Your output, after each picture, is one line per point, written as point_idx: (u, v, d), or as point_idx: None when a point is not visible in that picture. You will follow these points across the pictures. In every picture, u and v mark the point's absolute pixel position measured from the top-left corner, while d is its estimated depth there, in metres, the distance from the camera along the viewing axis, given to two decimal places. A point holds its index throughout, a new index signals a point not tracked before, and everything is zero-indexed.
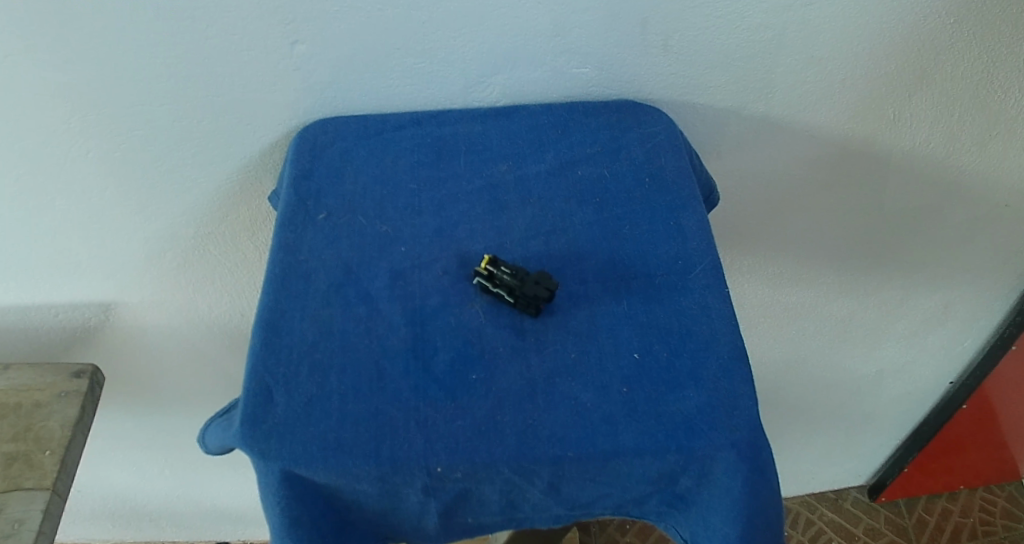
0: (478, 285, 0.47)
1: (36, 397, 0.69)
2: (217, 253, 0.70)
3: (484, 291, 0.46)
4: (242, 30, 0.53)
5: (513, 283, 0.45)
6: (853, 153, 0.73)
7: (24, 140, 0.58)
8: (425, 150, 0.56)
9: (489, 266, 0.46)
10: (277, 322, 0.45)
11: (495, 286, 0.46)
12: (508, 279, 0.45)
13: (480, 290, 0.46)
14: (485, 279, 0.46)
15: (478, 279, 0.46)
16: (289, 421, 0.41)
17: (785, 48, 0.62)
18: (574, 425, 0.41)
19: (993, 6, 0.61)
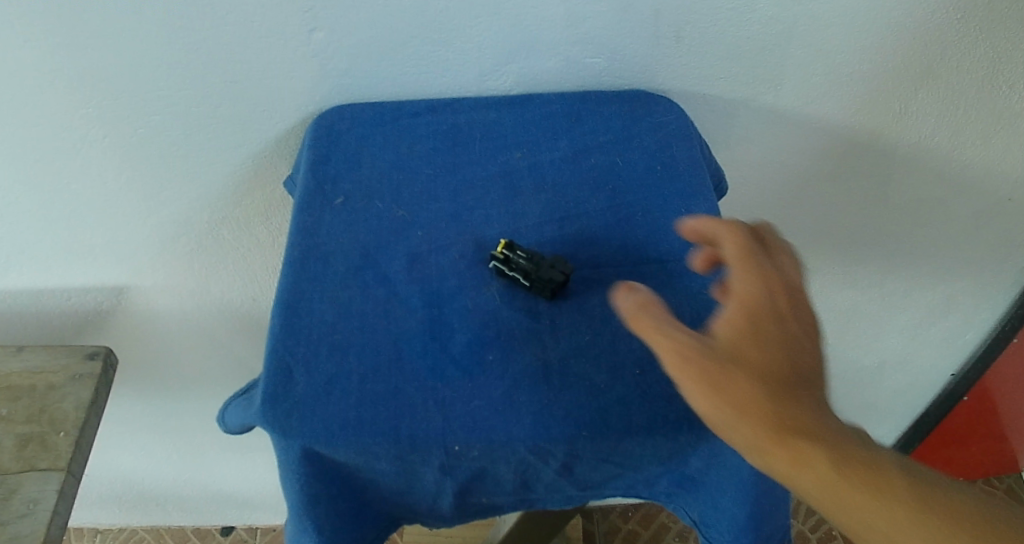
0: (492, 269, 0.47)
1: (50, 380, 0.69)
2: (230, 239, 0.71)
3: (499, 275, 0.47)
4: (260, 16, 0.54)
5: (529, 267, 0.46)
6: (859, 146, 0.74)
7: (42, 124, 0.58)
8: (441, 137, 0.56)
9: (504, 250, 0.47)
10: (297, 303, 0.45)
11: (510, 269, 0.46)
12: (523, 263, 0.46)
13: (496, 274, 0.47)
14: (501, 262, 0.47)
15: (493, 262, 0.47)
16: (309, 401, 0.41)
17: (795, 40, 0.63)
18: (588, 405, 0.42)
19: (998, 2, 0.62)
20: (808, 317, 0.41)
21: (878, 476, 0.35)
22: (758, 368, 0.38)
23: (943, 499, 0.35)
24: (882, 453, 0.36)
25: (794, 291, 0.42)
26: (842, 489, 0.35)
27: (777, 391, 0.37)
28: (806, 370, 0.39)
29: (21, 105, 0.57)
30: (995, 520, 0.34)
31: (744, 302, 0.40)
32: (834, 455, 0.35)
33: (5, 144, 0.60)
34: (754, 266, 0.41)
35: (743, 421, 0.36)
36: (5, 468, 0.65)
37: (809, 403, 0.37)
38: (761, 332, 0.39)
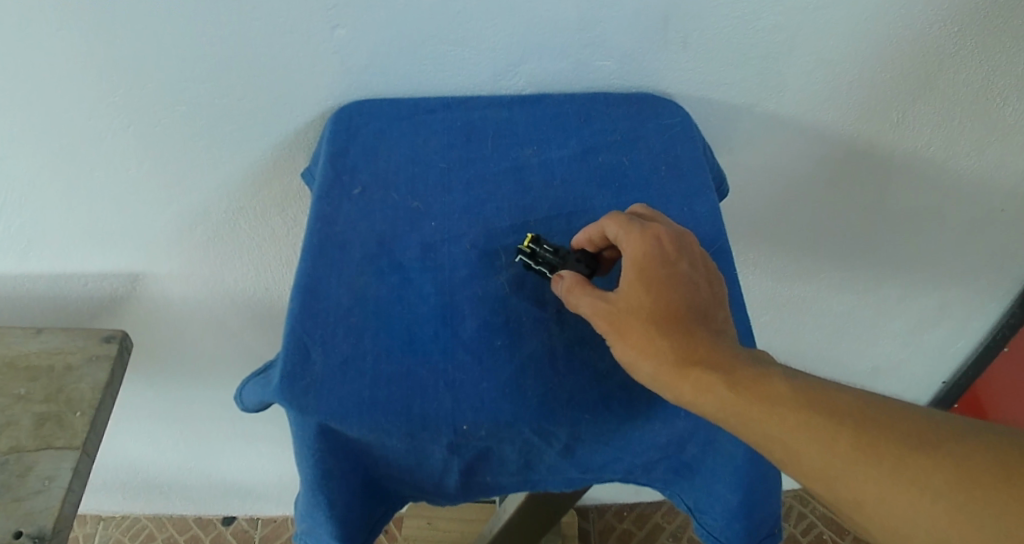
0: (520, 262, 0.49)
1: (68, 360, 0.71)
2: (245, 228, 0.73)
3: (526, 267, 0.49)
4: (285, 12, 0.56)
5: (555, 263, 0.48)
6: (858, 153, 0.76)
7: (68, 110, 0.61)
8: (455, 133, 0.58)
9: (531, 243, 0.48)
10: (316, 287, 0.48)
11: (537, 265, 0.48)
12: (550, 257, 0.48)
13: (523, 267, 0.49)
14: (527, 257, 0.48)
15: (520, 257, 0.49)
16: (326, 378, 0.44)
17: (799, 49, 0.65)
18: (590, 388, 0.45)
19: (995, 17, 0.64)
20: (693, 260, 0.46)
21: (780, 393, 0.40)
22: (652, 312, 0.43)
23: (851, 403, 0.40)
24: (779, 369, 0.41)
25: (711, 273, 0.46)
26: (759, 415, 0.40)
27: (671, 332, 0.43)
28: (699, 305, 0.44)
29: (52, 95, 0.59)
30: (894, 413, 0.39)
31: (637, 259, 0.45)
32: (734, 382, 0.41)
33: (34, 131, 0.62)
34: (639, 233, 0.46)
35: (650, 366, 0.42)
36: (22, 445, 0.67)
37: (706, 338, 0.43)
38: (654, 281, 0.44)
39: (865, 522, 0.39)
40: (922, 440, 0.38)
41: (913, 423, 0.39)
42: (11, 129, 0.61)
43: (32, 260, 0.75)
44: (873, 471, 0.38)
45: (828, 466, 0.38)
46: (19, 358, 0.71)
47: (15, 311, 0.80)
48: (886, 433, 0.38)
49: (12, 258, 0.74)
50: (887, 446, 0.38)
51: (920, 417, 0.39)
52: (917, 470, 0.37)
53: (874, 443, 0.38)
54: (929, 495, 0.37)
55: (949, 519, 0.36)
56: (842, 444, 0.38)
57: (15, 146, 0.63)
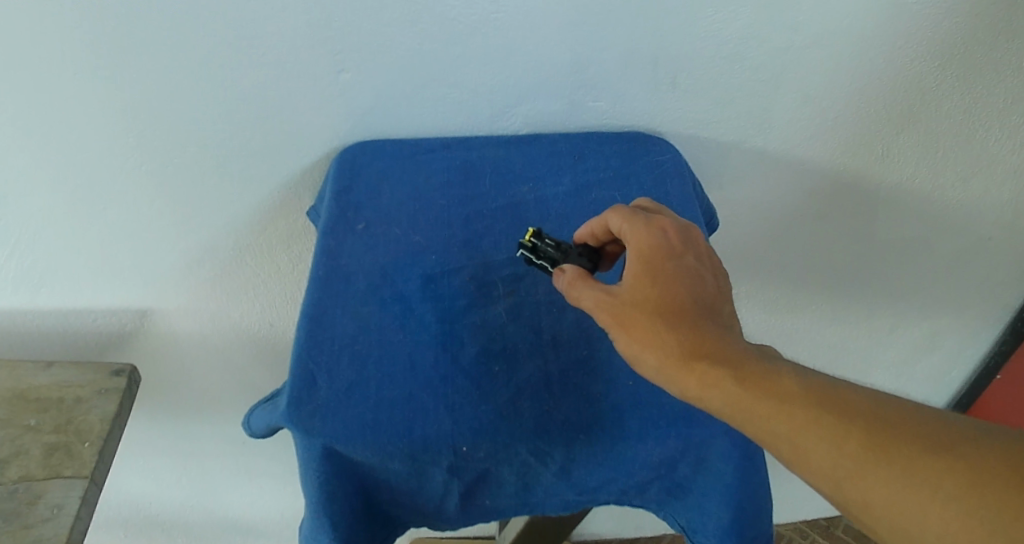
0: (521, 256, 0.53)
1: (78, 393, 0.73)
2: (252, 264, 0.76)
3: (528, 262, 0.52)
4: (294, 58, 0.59)
5: (555, 256, 0.51)
6: (845, 187, 0.79)
7: (84, 151, 0.63)
8: (455, 171, 0.61)
9: (532, 239, 0.52)
10: (321, 317, 0.50)
11: (538, 257, 0.52)
12: (552, 252, 0.51)
13: (525, 260, 0.53)
14: (528, 251, 0.52)
15: (521, 251, 0.52)
16: (330, 402, 0.46)
17: (784, 86, 0.68)
18: (585, 411, 0.48)
19: (970, 55, 0.67)
20: (697, 252, 0.49)
21: (788, 390, 0.42)
22: (657, 304, 0.46)
23: (862, 403, 0.41)
24: (789, 368, 0.44)
25: (715, 267, 0.49)
26: (768, 412, 0.42)
27: (676, 324, 0.45)
28: (704, 299, 0.47)
29: (70, 135, 0.61)
30: (905, 416, 0.40)
31: (643, 249, 0.48)
32: (740, 378, 0.43)
33: (49, 170, 0.64)
34: (646, 227, 0.49)
35: (654, 358, 0.45)
36: (31, 474, 0.67)
37: (712, 332, 0.45)
38: (659, 271, 0.47)
39: (873, 525, 0.40)
40: (932, 440, 0.39)
41: (924, 426, 0.40)
42: (28, 170, 0.63)
43: (38, 300, 0.75)
44: (881, 471, 0.39)
45: (834, 464, 0.40)
46: (30, 390, 0.72)
47: (15, 353, 0.80)
48: (896, 434, 0.40)
49: (16, 298, 0.74)
50: (896, 447, 0.39)
51: (932, 421, 0.40)
52: (926, 472, 0.38)
53: (886, 443, 0.39)
54: (938, 497, 0.37)
55: (959, 525, 0.37)
56: (850, 444, 0.40)
57: (30, 185, 0.64)
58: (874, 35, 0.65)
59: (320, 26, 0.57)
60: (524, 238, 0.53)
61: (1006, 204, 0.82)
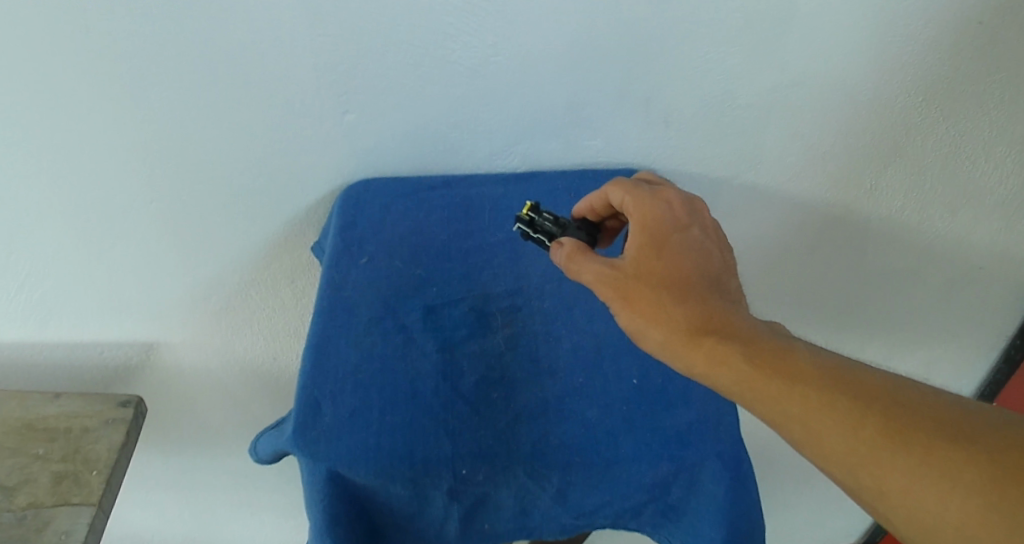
0: (518, 230, 0.58)
1: (85, 423, 0.73)
2: (257, 299, 0.77)
3: (525, 235, 0.58)
4: (300, 100, 0.61)
5: (552, 230, 0.57)
6: (835, 220, 0.82)
7: (93, 191, 0.63)
8: (455, 209, 0.64)
9: (529, 214, 0.58)
10: (325, 346, 0.55)
11: (535, 232, 0.58)
12: (548, 225, 0.57)
13: (521, 234, 0.59)
14: (526, 226, 0.58)
15: (520, 226, 0.58)
16: (335, 428, 0.52)
17: (772, 124, 0.71)
18: (583, 434, 0.55)
19: (954, 92, 0.70)
20: (700, 224, 0.56)
21: (801, 370, 0.47)
22: (662, 276, 0.53)
23: (872, 385, 0.46)
24: (804, 348, 0.49)
25: (720, 242, 0.56)
26: (779, 392, 0.47)
27: (682, 298, 0.52)
28: (710, 272, 0.54)
29: (80, 174, 0.62)
30: (917, 399, 0.45)
31: (652, 219, 0.55)
32: (747, 355, 0.49)
33: (58, 208, 0.64)
34: (651, 200, 0.56)
35: (660, 334, 0.52)
36: (40, 501, 0.69)
37: (716, 304, 0.52)
38: (665, 243, 0.54)
39: (889, 511, 0.44)
40: (946, 425, 0.43)
41: (938, 412, 0.44)
42: (37, 208, 0.63)
43: (42, 333, 0.75)
44: (900, 460, 0.43)
45: (852, 451, 0.44)
46: (37, 420, 0.73)
47: (16, 385, 0.79)
48: (910, 422, 0.44)
49: (21, 331, 0.74)
50: (915, 436, 0.43)
51: (943, 404, 0.44)
52: (945, 464, 0.42)
53: (904, 429, 0.44)
54: (958, 491, 0.41)
55: (979, 519, 0.40)
56: (866, 431, 0.44)
57: (38, 225, 0.65)
58: (858, 70, 0.68)
59: (326, 69, 0.60)
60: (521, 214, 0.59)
61: (994, 231, 0.84)
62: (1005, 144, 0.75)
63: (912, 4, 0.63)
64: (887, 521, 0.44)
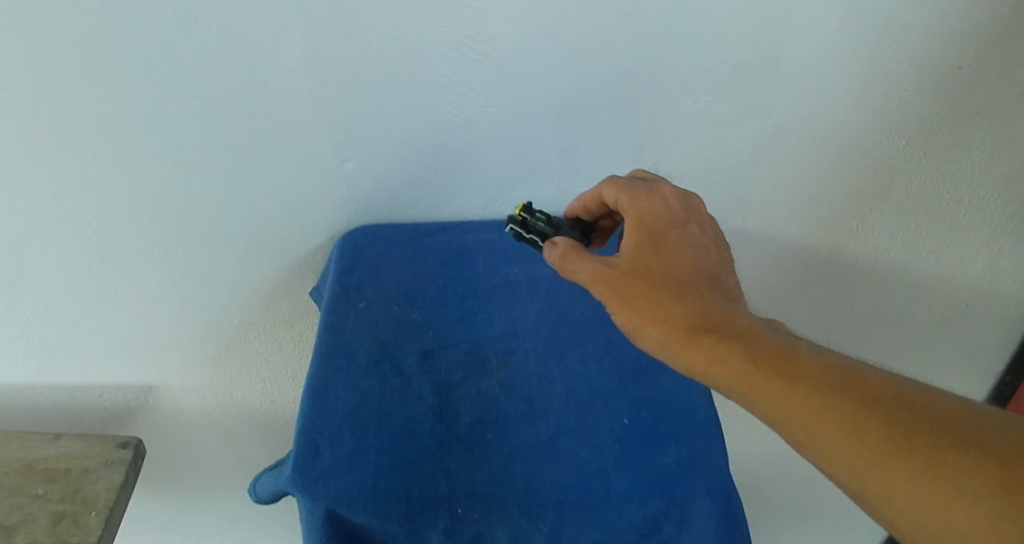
0: (511, 230, 0.62)
1: (85, 463, 0.74)
2: (256, 342, 0.78)
3: (519, 236, 0.62)
4: (301, 148, 0.63)
5: (544, 230, 0.61)
6: (824, 260, 0.84)
7: (95, 235, 0.65)
8: (451, 252, 0.66)
9: (522, 215, 0.61)
10: (324, 389, 0.56)
11: (528, 232, 0.62)
12: (540, 226, 0.61)
13: (514, 235, 0.63)
14: (519, 226, 0.62)
15: (512, 226, 0.62)
16: (333, 469, 0.53)
17: (758, 168, 0.74)
18: (575, 474, 0.58)
19: (937, 136, 0.73)
20: (697, 220, 0.58)
21: (804, 371, 0.49)
22: (659, 272, 0.55)
23: (874, 385, 0.48)
24: (805, 348, 0.51)
25: (716, 235, 0.58)
26: (782, 393, 0.48)
27: (682, 297, 0.54)
28: (709, 269, 0.56)
29: (83, 217, 0.63)
30: (918, 400, 0.47)
31: (649, 215, 0.57)
32: (749, 355, 0.50)
33: (63, 251, 0.65)
34: (647, 198, 0.58)
35: (658, 332, 0.54)
36: (39, 539, 0.70)
37: (714, 298, 0.54)
38: (662, 239, 0.57)
39: (894, 515, 0.45)
40: (946, 430, 0.45)
41: (937, 414, 0.46)
42: (43, 251, 0.65)
43: (43, 375, 0.75)
44: (906, 464, 0.45)
45: (855, 455, 0.46)
46: (37, 460, 0.74)
47: (17, 426, 0.80)
48: (914, 424, 0.46)
49: (22, 373, 0.75)
50: (921, 439, 0.45)
51: (940, 404, 0.47)
52: (952, 468, 0.44)
53: (909, 436, 0.45)
54: (966, 495, 0.43)
55: (986, 521, 0.42)
56: (870, 435, 0.46)
57: (42, 268, 0.66)
58: (841, 115, 0.70)
59: (326, 118, 0.61)
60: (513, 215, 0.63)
61: (983, 267, 0.87)
62: (988, 183, 0.78)
63: (891, 54, 0.66)
64: (892, 526, 0.46)
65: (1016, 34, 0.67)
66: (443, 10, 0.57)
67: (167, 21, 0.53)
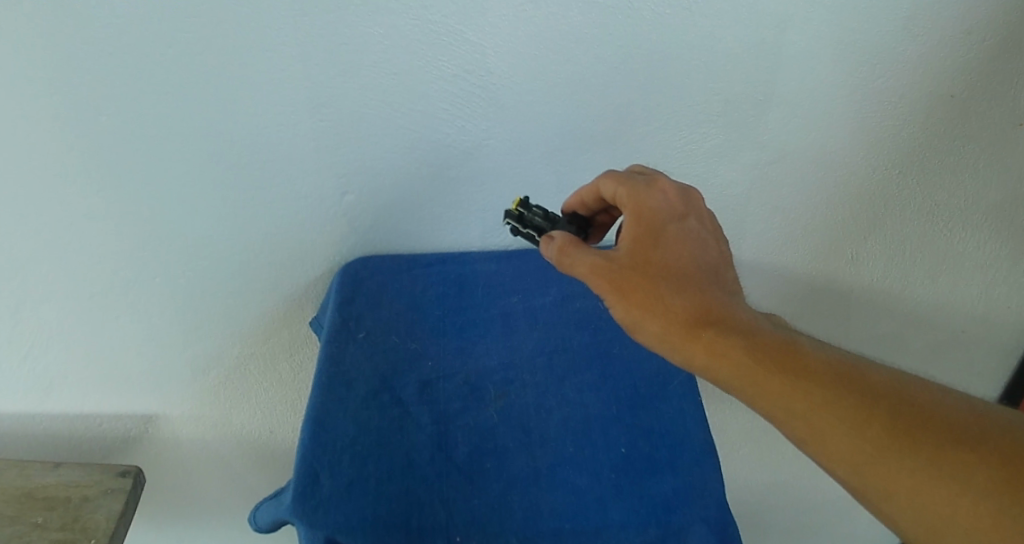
0: (508, 226, 0.61)
1: (85, 492, 0.74)
2: (256, 372, 0.79)
3: (515, 232, 0.60)
4: (302, 181, 0.64)
5: (541, 224, 0.59)
6: (819, 289, 0.85)
7: (96, 268, 0.65)
8: (449, 284, 0.69)
9: (519, 209, 0.59)
10: (324, 419, 0.58)
11: (525, 227, 0.60)
12: (537, 221, 0.59)
13: (511, 229, 0.61)
14: (516, 221, 0.60)
15: (509, 222, 0.60)
16: (333, 497, 0.54)
17: (752, 198, 0.75)
18: (572, 502, 0.58)
19: (928, 165, 0.75)
20: (696, 214, 0.56)
21: (806, 369, 0.49)
22: (660, 266, 0.53)
23: (875, 383, 0.49)
24: (805, 346, 0.51)
25: (714, 229, 0.56)
26: (784, 390, 0.49)
27: (683, 291, 0.53)
28: (709, 264, 0.54)
29: (84, 251, 0.63)
30: (919, 400, 0.48)
31: (649, 208, 0.55)
32: (751, 351, 0.50)
33: (62, 284, 0.65)
34: (647, 190, 0.56)
35: (658, 327, 0.52)
36: None
37: (715, 294, 0.53)
38: (662, 233, 0.54)
39: (895, 511, 0.46)
40: (948, 429, 0.46)
41: (937, 413, 0.47)
42: (43, 284, 0.65)
43: (43, 406, 0.76)
44: (909, 460, 0.46)
45: (857, 452, 0.47)
46: (37, 489, 0.74)
47: (16, 456, 0.80)
48: (915, 421, 0.47)
49: (22, 404, 0.75)
50: (923, 437, 0.46)
51: (940, 404, 0.48)
52: (954, 465, 0.45)
53: (911, 433, 0.46)
54: (968, 491, 0.44)
55: (990, 519, 0.43)
56: (873, 432, 0.47)
57: (42, 302, 0.66)
58: (834, 145, 0.72)
59: (328, 151, 0.63)
60: (510, 209, 0.61)
61: (977, 294, 0.89)
62: (980, 213, 0.80)
63: (881, 86, 0.68)
64: (892, 522, 0.47)
65: (1004, 67, 0.68)
66: (443, 46, 0.59)
67: (168, 57, 0.54)
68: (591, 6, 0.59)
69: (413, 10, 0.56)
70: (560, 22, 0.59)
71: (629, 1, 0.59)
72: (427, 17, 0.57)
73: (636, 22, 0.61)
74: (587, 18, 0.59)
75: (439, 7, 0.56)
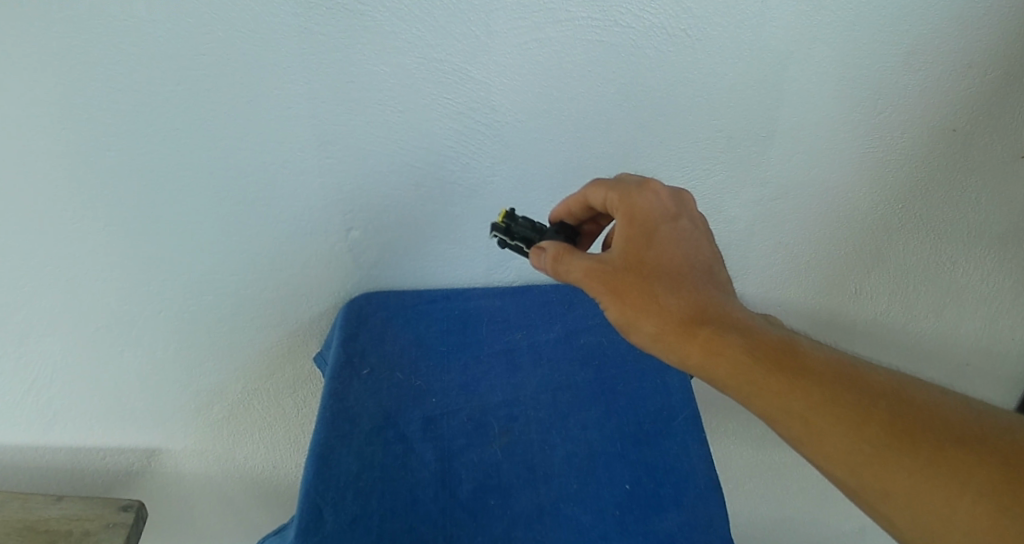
0: (496, 237, 0.60)
1: (86, 526, 0.73)
2: (260, 407, 0.79)
3: (501, 244, 0.60)
4: (307, 217, 0.65)
5: (529, 235, 0.59)
6: (822, 324, 0.86)
7: (100, 300, 0.65)
8: (453, 320, 0.71)
9: (504, 223, 0.59)
10: (328, 455, 0.59)
11: (513, 239, 0.59)
12: (524, 234, 0.59)
13: (499, 241, 0.60)
14: (503, 233, 0.59)
15: (496, 234, 0.59)
16: (335, 534, 0.54)
17: (755, 234, 0.76)
18: (576, 539, 0.58)
19: (930, 199, 0.75)
20: (689, 214, 0.56)
21: (804, 369, 0.49)
22: (654, 269, 0.53)
23: (872, 383, 0.49)
24: (804, 348, 0.51)
25: (706, 229, 0.56)
26: (783, 390, 0.49)
27: (679, 293, 0.52)
28: (704, 265, 0.54)
29: (90, 284, 0.64)
30: (916, 399, 0.48)
31: (642, 209, 0.55)
32: (749, 352, 0.50)
33: (68, 317, 0.66)
34: (638, 192, 0.56)
35: (654, 329, 0.52)
36: None
37: (710, 296, 0.53)
38: (656, 234, 0.54)
39: (893, 512, 0.46)
40: (946, 430, 0.46)
41: (936, 414, 0.47)
42: (49, 315, 0.65)
43: (45, 438, 0.75)
44: (906, 459, 0.46)
45: (856, 451, 0.47)
46: (38, 522, 0.73)
47: (16, 489, 0.79)
48: (912, 421, 0.47)
49: (24, 436, 0.74)
50: (921, 436, 0.46)
51: (937, 405, 0.48)
52: (953, 464, 0.45)
53: (909, 434, 0.47)
54: (967, 491, 0.44)
55: (990, 520, 0.43)
56: (871, 431, 0.47)
57: (48, 334, 0.66)
58: (833, 182, 0.73)
59: (334, 188, 0.64)
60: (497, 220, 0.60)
61: (981, 327, 0.89)
62: (982, 246, 0.80)
63: (880, 120, 0.69)
64: (891, 524, 0.47)
65: (1003, 103, 0.69)
66: (448, 84, 0.60)
67: (178, 93, 0.55)
68: (593, 44, 0.60)
69: (418, 49, 0.57)
70: (563, 60, 0.60)
71: (631, 40, 0.60)
72: (432, 55, 0.58)
73: (638, 62, 0.62)
74: (590, 55, 0.61)
75: (443, 46, 0.58)
